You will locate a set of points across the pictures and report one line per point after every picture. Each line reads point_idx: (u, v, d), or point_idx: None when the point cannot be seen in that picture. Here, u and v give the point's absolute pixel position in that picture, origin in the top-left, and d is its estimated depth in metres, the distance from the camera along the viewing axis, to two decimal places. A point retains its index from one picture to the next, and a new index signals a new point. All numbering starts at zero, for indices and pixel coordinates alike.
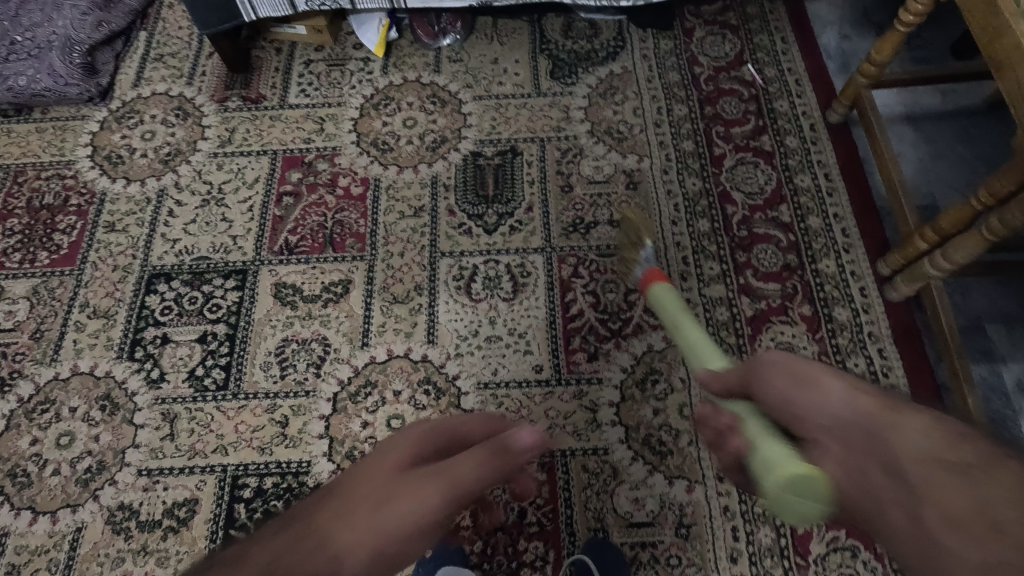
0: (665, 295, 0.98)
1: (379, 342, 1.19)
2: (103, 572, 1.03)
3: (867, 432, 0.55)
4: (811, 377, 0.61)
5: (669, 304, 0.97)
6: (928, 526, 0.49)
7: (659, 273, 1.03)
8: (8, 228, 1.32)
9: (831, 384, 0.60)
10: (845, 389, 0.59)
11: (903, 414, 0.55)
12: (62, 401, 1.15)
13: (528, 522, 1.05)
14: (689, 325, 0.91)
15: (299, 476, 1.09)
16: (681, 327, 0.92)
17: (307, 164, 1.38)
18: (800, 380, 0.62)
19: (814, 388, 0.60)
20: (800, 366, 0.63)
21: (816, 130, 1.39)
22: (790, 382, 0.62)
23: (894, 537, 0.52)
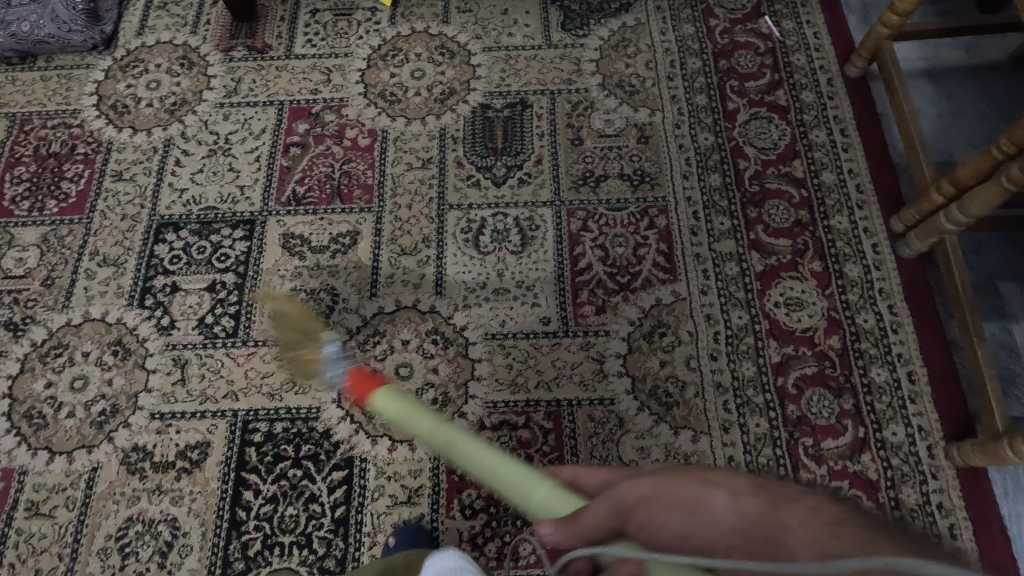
0: (388, 399, 0.85)
1: (388, 293, 1.19)
2: (120, 509, 1.05)
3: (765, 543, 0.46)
4: (690, 499, 0.52)
5: (410, 417, 0.82)
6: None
7: (364, 374, 0.90)
8: (16, 175, 1.32)
9: (713, 491, 0.51)
10: (727, 496, 0.51)
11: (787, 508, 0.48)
12: (76, 345, 1.17)
13: (534, 468, 1.06)
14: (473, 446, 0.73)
15: (309, 422, 1.10)
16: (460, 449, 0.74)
17: (314, 115, 1.36)
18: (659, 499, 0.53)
19: (700, 508, 0.51)
20: (671, 487, 0.53)
21: (833, 84, 1.36)
22: (675, 515, 0.52)
23: None
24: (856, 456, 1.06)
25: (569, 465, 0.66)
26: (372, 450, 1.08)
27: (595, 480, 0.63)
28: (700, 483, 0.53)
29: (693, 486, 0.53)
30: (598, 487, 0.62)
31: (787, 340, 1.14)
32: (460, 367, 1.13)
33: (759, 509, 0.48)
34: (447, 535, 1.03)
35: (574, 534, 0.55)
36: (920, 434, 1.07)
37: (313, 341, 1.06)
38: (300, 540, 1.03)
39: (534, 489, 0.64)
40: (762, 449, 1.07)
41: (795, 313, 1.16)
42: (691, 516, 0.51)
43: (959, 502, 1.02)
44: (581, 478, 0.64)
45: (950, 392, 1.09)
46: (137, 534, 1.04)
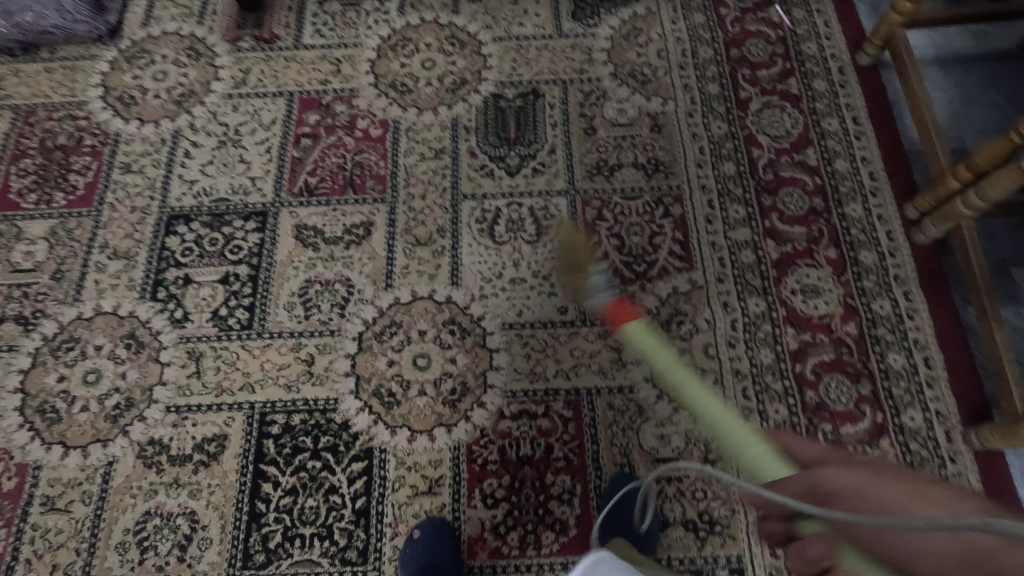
0: (644, 340, 0.90)
1: (403, 283, 1.19)
2: (137, 503, 1.04)
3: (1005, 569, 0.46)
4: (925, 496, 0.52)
5: (662, 357, 0.87)
6: None
7: (625, 307, 0.96)
8: (22, 168, 1.30)
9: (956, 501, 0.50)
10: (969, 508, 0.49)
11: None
12: (88, 339, 1.15)
13: (555, 457, 1.06)
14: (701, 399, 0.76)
15: (327, 413, 1.09)
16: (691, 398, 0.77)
17: (324, 106, 1.35)
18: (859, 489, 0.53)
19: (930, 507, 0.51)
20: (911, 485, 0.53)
21: (845, 73, 1.36)
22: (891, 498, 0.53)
23: None
24: (875, 442, 1.06)
25: (786, 435, 0.67)
26: (392, 440, 1.08)
27: (806, 454, 0.64)
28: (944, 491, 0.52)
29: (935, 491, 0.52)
30: (809, 462, 0.63)
31: (804, 327, 1.14)
32: (478, 357, 1.13)
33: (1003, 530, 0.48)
34: (469, 524, 1.03)
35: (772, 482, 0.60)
36: (937, 418, 1.07)
37: (581, 272, 1.11)
38: (320, 532, 1.02)
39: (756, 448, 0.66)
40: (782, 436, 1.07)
41: (811, 300, 1.16)
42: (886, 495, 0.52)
43: (977, 485, 1.03)
44: (796, 448, 0.66)
45: (966, 377, 1.10)
46: (155, 528, 1.03)
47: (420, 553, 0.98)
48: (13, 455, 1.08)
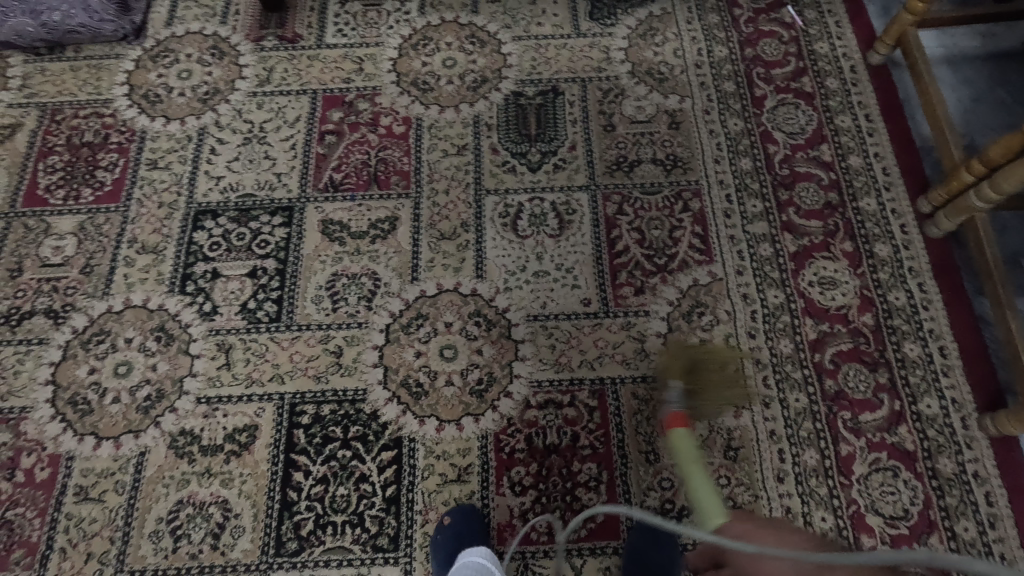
0: (684, 443, 0.93)
1: (429, 276, 1.21)
2: (170, 493, 1.06)
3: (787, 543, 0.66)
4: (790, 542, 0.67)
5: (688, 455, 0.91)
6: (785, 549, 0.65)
7: (680, 413, 0.98)
8: (50, 165, 1.32)
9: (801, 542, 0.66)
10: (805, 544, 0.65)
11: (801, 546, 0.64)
12: (118, 331, 1.17)
13: (581, 445, 1.08)
14: (694, 471, 0.89)
15: (356, 404, 1.11)
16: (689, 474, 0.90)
17: (348, 103, 1.38)
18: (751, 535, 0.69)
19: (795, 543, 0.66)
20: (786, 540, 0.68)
21: (857, 71, 1.39)
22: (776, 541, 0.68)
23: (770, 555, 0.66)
24: (893, 429, 1.09)
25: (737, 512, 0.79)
26: (420, 430, 1.09)
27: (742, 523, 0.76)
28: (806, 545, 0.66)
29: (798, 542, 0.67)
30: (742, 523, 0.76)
31: (822, 318, 1.17)
32: (504, 349, 1.15)
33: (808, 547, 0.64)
34: (498, 511, 1.05)
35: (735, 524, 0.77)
36: (953, 406, 1.10)
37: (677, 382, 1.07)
38: (352, 519, 1.04)
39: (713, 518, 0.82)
40: (803, 424, 1.09)
41: (829, 292, 1.19)
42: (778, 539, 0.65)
43: (994, 471, 1.05)
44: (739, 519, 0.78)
45: (981, 365, 1.12)
46: (188, 517, 1.04)
47: (452, 540, 1.00)
48: (46, 445, 1.09)
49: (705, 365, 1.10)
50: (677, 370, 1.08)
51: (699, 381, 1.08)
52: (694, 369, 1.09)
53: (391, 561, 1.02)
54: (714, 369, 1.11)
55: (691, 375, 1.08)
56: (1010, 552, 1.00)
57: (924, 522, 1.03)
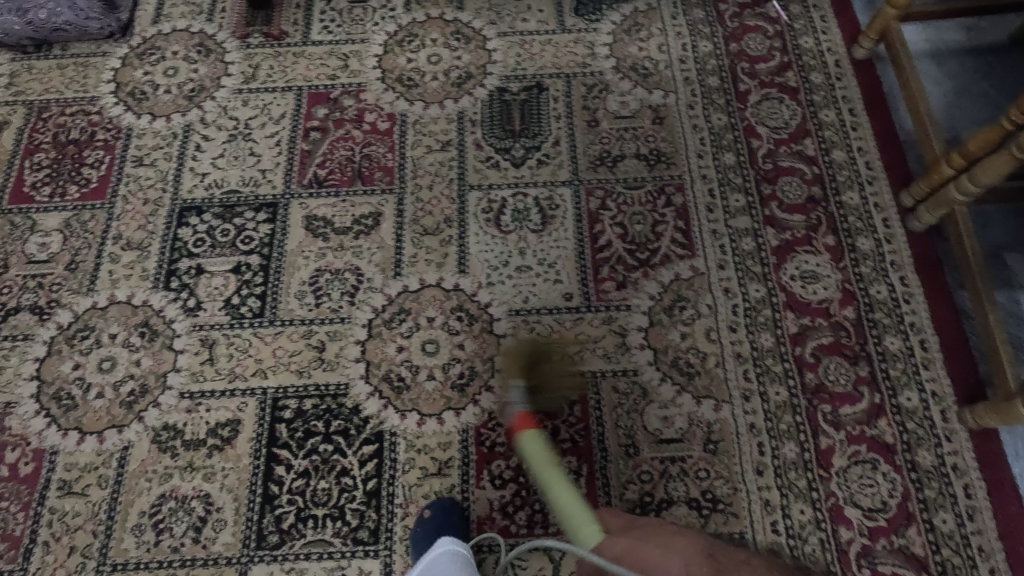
0: (536, 445, 0.97)
1: (411, 272, 1.21)
2: (152, 487, 1.06)
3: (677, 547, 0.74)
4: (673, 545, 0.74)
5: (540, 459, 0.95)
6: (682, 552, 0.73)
7: (527, 416, 1.01)
8: (36, 162, 1.32)
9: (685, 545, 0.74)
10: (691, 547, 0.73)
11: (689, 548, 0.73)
12: (102, 327, 1.18)
13: (561, 439, 1.09)
14: (555, 479, 0.92)
15: (338, 398, 1.12)
16: (546, 481, 0.93)
17: (333, 100, 1.38)
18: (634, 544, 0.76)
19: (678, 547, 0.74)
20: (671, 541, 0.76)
21: (841, 66, 1.39)
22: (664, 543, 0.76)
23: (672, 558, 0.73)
24: (873, 422, 1.09)
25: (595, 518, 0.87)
26: (402, 424, 1.10)
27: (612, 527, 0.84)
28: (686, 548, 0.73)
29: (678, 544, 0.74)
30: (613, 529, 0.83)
31: (804, 312, 1.17)
32: (485, 343, 1.16)
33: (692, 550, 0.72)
34: (478, 504, 1.05)
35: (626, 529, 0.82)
36: (933, 398, 1.10)
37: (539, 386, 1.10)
38: (332, 513, 1.04)
39: (585, 526, 0.84)
40: (783, 417, 1.09)
41: (810, 286, 1.19)
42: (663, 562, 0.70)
43: (973, 463, 1.06)
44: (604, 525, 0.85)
45: (961, 358, 1.13)
46: (170, 510, 1.05)
47: (432, 532, 1.00)
48: (30, 440, 1.10)
49: (546, 357, 1.13)
50: (518, 368, 1.11)
51: (541, 375, 1.11)
52: (536, 364, 1.12)
53: (371, 554, 1.02)
54: (553, 360, 1.14)
55: (533, 371, 1.11)
56: (988, 544, 1.01)
57: (903, 515, 1.03)
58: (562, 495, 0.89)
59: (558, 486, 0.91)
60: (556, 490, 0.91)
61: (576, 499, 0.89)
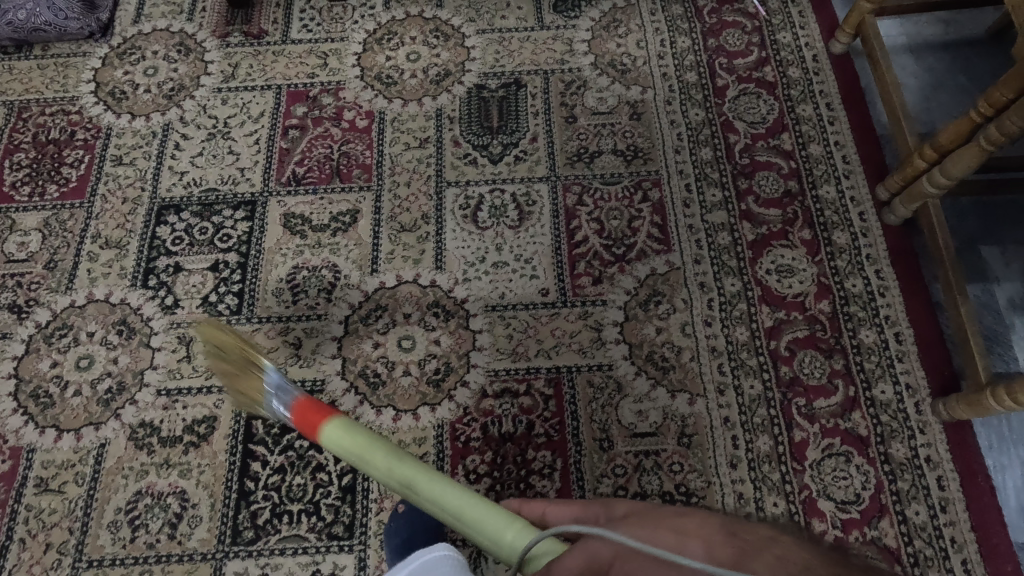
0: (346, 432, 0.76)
1: (388, 268, 1.22)
2: (129, 483, 1.07)
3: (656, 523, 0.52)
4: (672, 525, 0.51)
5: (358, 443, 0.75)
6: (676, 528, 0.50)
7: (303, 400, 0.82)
8: (16, 162, 1.33)
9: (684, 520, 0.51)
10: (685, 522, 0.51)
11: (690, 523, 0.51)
12: (80, 326, 1.18)
13: (536, 433, 1.09)
14: (431, 481, 0.67)
15: (314, 394, 1.12)
16: (420, 490, 0.67)
17: (311, 98, 1.38)
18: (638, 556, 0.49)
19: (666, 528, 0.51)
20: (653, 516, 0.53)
21: (818, 61, 1.40)
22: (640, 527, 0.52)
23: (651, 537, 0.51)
24: (847, 414, 1.09)
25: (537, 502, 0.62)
26: (378, 419, 1.10)
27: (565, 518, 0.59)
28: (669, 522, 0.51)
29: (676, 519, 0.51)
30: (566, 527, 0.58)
31: (779, 306, 1.17)
32: (461, 339, 1.16)
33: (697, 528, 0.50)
34: None
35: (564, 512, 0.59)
36: (907, 391, 1.10)
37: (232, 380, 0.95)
38: (307, 508, 1.05)
39: (505, 534, 0.60)
40: (757, 410, 1.10)
41: (786, 280, 1.19)
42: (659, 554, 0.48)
43: (946, 455, 1.06)
44: (550, 519, 0.60)
45: (936, 350, 1.13)
46: (146, 507, 1.05)
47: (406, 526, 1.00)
48: (7, 438, 1.10)
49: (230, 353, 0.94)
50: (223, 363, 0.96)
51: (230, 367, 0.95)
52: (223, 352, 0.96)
53: (346, 549, 1.03)
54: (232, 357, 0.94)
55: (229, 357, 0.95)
56: (961, 536, 1.01)
57: (875, 507, 1.03)
58: (452, 498, 0.64)
59: (440, 491, 0.66)
60: (440, 494, 0.66)
61: (471, 495, 0.64)
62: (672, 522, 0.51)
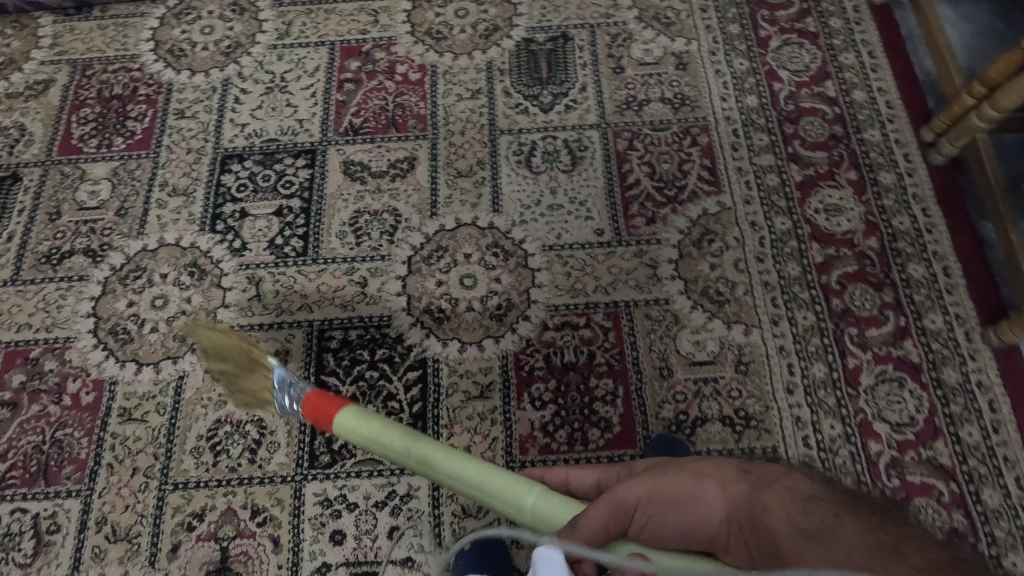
0: (376, 428, 0.90)
1: (447, 212, 1.26)
2: (208, 412, 1.12)
3: (678, 499, 0.70)
4: (685, 494, 0.70)
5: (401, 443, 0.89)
6: (700, 495, 0.69)
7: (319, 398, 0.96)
8: (82, 116, 1.38)
9: (701, 488, 0.70)
10: (712, 489, 0.69)
11: (705, 484, 0.70)
12: (153, 268, 1.23)
13: (597, 363, 1.13)
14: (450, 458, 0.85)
15: (382, 329, 1.17)
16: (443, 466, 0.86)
17: (364, 53, 1.42)
18: (672, 501, 0.70)
19: (690, 500, 0.69)
20: (666, 485, 0.71)
21: (859, 11, 1.43)
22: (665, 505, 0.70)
23: (672, 512, 0.69)
24: (898, 343, 1.13)
25: (561, 471, 0.84)
26: (444, 351, 1.15)
27: (586, 483, 0.81)
28: (694, 478, 0.71)
29: (685, 484, 0.71)
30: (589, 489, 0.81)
31: (829, 243, 1.21)
32: (521, 277, 1.20)
33: (742, 497, 0.67)
34: (520, 424, 1.09)
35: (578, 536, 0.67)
36: (957, 320, 1.14)
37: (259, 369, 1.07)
38: None
39: (527, 497, 0.79)
40: (812, 339, 1.13)
41: (835, 219, 1.23)
42: (698, 503, 0.69)
43: (997, 379, 1.09)
44: (575, 483, 0.82)
45: (984, 283, 1.16)
46: (226, 434, 1.10)
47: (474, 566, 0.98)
48: (90, 371, 1.15)
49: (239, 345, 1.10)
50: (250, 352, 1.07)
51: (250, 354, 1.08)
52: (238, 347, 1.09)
53: (419, 471, 1.07)
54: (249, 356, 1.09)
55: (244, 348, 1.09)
56: (1013, 454, 1.04)
57: (930, 429, 1.07)
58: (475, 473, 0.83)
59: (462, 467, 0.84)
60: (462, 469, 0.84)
61: (492, 470, 0.82)
62: (673, 464, 0.74)
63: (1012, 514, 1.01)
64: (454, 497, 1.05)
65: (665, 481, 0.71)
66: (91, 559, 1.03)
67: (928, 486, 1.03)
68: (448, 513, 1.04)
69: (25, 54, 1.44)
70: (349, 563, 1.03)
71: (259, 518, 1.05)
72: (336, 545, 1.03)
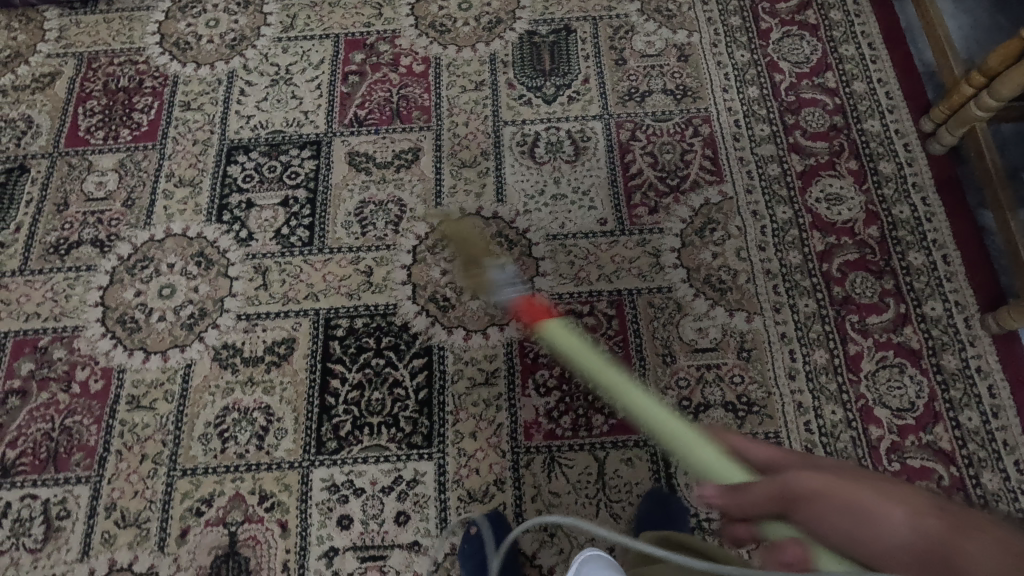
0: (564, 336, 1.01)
1: (452, 202, 1.27)
2: (216, 400, 1.13)
3: (850, 509, 0.54)
4: (862, 508, 0.54)
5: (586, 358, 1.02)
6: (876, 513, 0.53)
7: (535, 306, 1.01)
8: (89, 109, 1.39)
9: (888, 508, 0.53)
10: (904, 515, 0.51)
11: (892, 507, 0.53)
12: (160, 258, 1.24)
13: (601, 350, 1.14)
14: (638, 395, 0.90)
15: (388, 317, 1.18)
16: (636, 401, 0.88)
17: (369, 46, 1.44)
18: (842, 508, 0.55)
19: (867, 517, 0.53)
20: (839, 493, 0.56)
21: (859, 3, 1.44)
22: (832, 512, 0.55)
23: (838, 518, 0.55)
24: (899, 329, 1.14)
25: (733, 435, 0.71)
26: (449, 339, 1.16)
27: (759, 456, 0.68)
28: (881, 496, 0.54)
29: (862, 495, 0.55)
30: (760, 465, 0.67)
31: (829, 231, 1.22)
32: (525, 265, 1.21)
33: (939, 532, 0.49)
34: (524, 411, 1.10)
35: (731, 498, 0.62)
36: (957, 307, 1.15)
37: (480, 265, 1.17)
38: (387, 420, 1.10)
39: (705, 452, 0.73)
40: (813, 326, 1.14)
41: (835, 208, 1.24)
42: (874, 516, 0.53)
43: (996, 365, 1.10)
44: (746, 452, 0.69)
45: (983, 270, 1.17)
46: (234, 421, 1.11)
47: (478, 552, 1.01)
48: (99, 360, 1.16)
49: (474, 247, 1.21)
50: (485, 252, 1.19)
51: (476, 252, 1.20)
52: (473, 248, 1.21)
53: (425, 456, 1.08)
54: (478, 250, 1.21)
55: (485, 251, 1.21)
56: (1012, 438, 1.06)
57: (930, 415, 1.08)
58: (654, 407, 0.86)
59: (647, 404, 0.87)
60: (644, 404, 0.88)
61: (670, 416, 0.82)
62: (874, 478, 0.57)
63: (1010, 497, 1.03)
64: (459, 482, 1.06)
65: (839, 485, 0.57)
66: (101, 544, 1.04)
67: (928, 470, 1.05)
68: (454, 498, 1.06)
69: (32, 47, 1.45)
70: (356, 547, 1.04)
71: (267, 503, 1.06)
72: (343, 530, 1.04)
